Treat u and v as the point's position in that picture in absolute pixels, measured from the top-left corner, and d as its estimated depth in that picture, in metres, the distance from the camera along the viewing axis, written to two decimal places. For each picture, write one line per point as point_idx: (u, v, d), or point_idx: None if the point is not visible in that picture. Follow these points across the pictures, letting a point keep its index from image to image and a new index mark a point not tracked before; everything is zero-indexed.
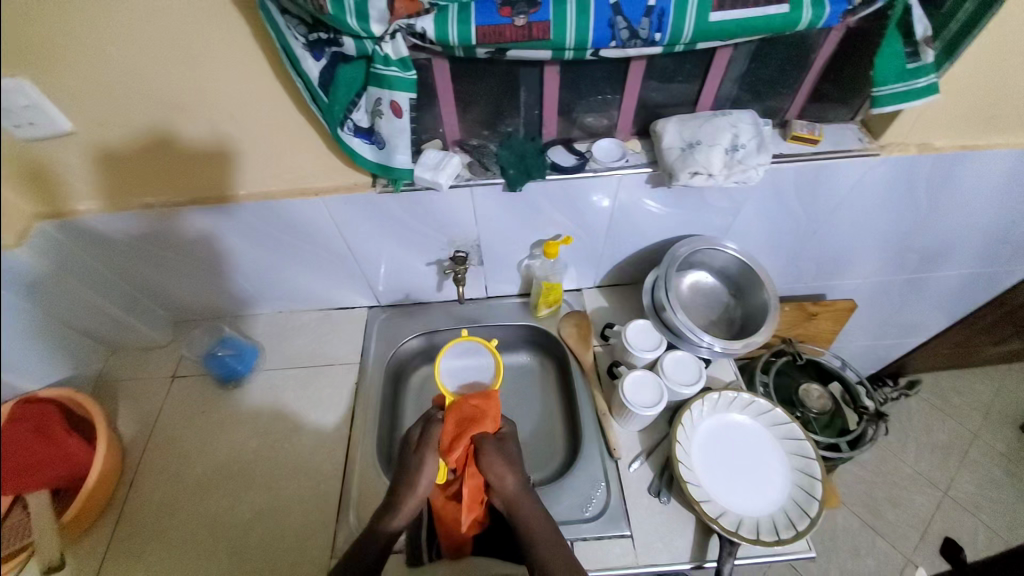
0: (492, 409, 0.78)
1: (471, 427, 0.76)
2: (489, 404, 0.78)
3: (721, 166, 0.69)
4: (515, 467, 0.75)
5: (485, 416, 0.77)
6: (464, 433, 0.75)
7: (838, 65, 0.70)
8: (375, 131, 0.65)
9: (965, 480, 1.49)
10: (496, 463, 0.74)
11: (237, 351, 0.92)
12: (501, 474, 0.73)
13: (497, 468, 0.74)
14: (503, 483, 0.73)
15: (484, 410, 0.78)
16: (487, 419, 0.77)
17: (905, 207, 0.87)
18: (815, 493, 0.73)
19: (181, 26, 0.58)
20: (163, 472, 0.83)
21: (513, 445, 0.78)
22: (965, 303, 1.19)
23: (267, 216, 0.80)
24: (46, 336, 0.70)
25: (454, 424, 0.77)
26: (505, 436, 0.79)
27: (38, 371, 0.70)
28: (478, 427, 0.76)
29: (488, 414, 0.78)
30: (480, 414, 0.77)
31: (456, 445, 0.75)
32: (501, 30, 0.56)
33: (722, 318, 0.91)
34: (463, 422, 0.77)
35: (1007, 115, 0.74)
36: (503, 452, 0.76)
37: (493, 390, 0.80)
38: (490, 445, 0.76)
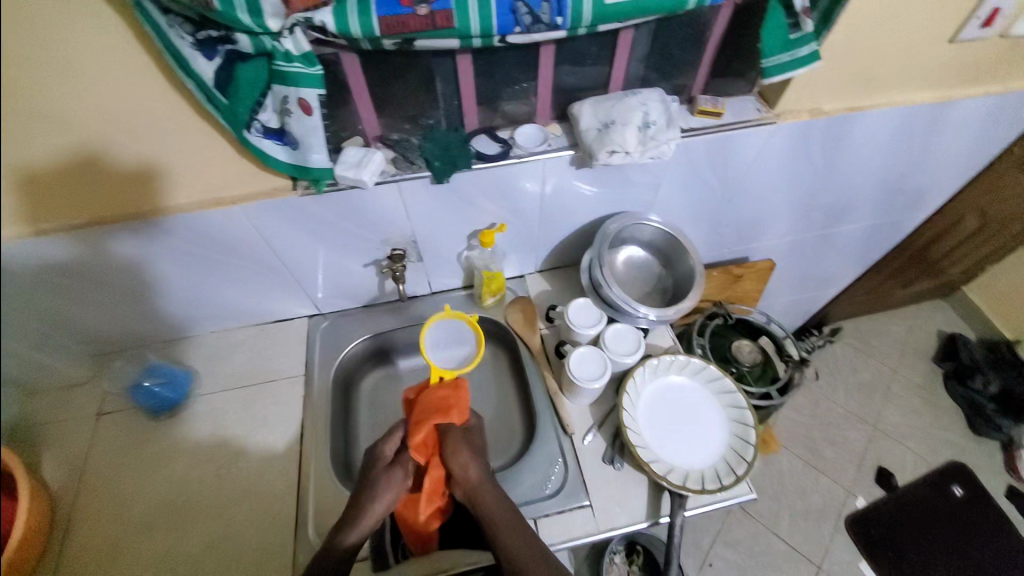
0: (460, 401, 0.77)
1: (435, 416, 0.75)
2: (453, 393, 0.77)
3: (636, 143, 0.73)
4: (479, 457, 0.74)
5: (452, 408, 0.76)
6: (428, 420, 0.74)
7: (731, 40, 0.76)
8: (286, 131, 0.64)
9: (889, 412, 1.66)
10: (462, 453, 0.73)
11: (168, 379, 0.87)
12: (462, 462, 0.72)
13: (462, 457, 0.73)
14: (465, 474, 0.72)
15: (452, 402, 0.76)
16: (453, 411, 0.76)
17: (807, 169, 0.95)
18: (750, 439, 0.79)
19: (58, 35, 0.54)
20: (99, 517, 0.77)
21: (479, 436, 0.78)
22: (871, 252, 1.32)
23: (183, 232, 0.76)
24: None
25: (418, 411, 0.76)
26: (472, 428, 0.78)
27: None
28: (444, 417, 0.75)
29: (455, 405, 0.76)
30: (447, 405, 0.76)
31: (420, 430, 0.74)
32: (404, 20, 0.55)
33: (656, 288, 0.96)
34: (428, 411, 0.76)
35: (882, 78, 0.83)
36: (469, 442, 0.75)
37: (463, 382, 0.79)
38: (457, 436, 0.75)
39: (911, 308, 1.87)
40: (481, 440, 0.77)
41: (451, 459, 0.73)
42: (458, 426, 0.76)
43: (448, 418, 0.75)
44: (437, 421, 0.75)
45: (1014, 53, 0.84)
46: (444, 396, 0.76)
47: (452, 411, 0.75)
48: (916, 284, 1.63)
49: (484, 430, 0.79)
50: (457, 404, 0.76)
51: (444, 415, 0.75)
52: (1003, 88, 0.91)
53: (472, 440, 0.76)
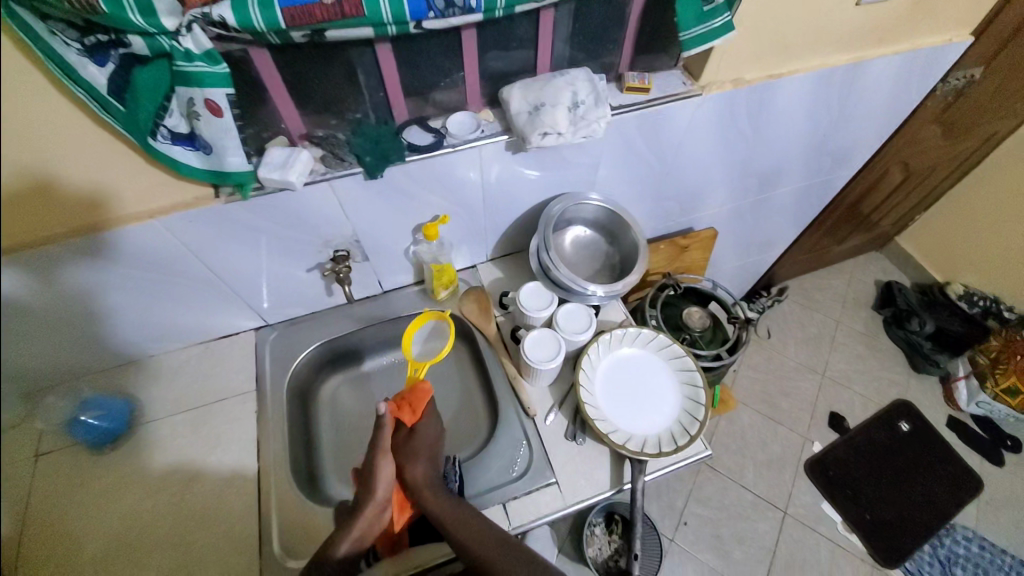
0: (414, 399, 0.78)
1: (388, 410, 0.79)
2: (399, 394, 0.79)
3: (566, 123, 0.73)
4: (422, 458, 0.76)
5: (402, 407, 0.78)
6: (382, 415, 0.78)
7: (651, 16, 0.77)
8: (196, 135, 0.60)
9: (836, 360, 1.77)
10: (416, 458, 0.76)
11: (104, 411, 0.81)
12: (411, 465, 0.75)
13: (416, 460, 0.75)
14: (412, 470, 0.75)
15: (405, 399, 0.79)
16: (403, 410, 0.78)
17: (737, 137, 0.98)
18: (700, 399, 0.83)
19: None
20: (45, 564, 0.72)
21: (424, 442, 0.78)
22: (806, 213, 1.39)
23: (101, 254, 0.71)
24: None
25: None
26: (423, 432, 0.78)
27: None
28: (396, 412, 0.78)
29: (406, 402, 0.78)
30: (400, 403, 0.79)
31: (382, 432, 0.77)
32: (311, 10, 0.53)
33: (604, 265, 0.98)
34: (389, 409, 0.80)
35: (795, 45, 0.86)
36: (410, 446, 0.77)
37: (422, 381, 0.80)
38: (404, 438, 0.78)
39: (850, 261, 1.99)
40: (434, 441, 0.79)
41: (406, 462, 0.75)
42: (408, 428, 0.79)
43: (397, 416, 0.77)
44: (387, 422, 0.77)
45: (913, 14, 0.90)
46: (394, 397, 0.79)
47: (404, 409, 0.78)
48: (852, 239, 1.74)
49: (439, 432, 0.80)
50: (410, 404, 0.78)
51: (397, 412, 0.78)
52: (908, 48, 0.96)
53: (421, 442, 0.77)
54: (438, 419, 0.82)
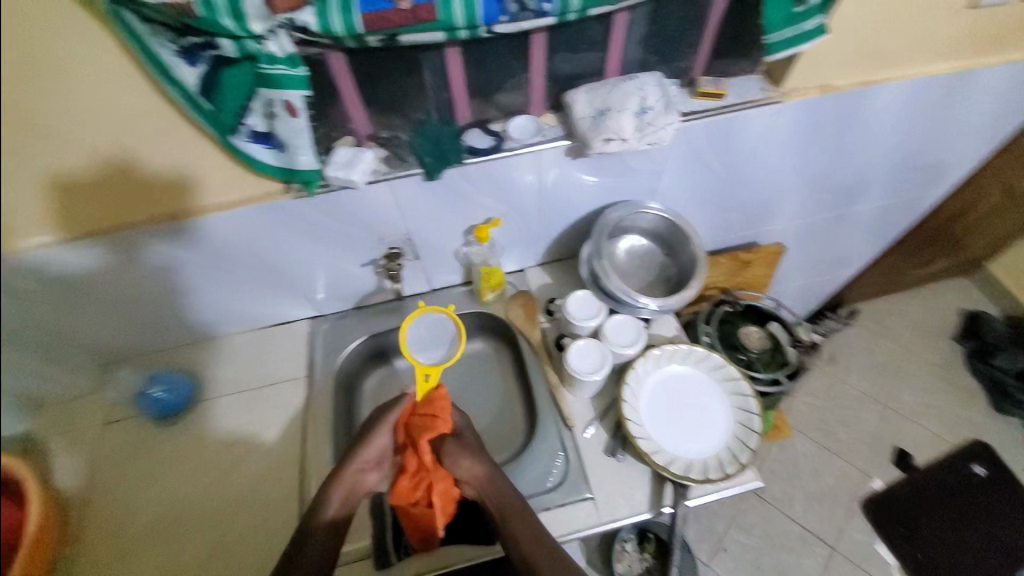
0: (444, 408, 0.74)
1: (425, 431, 0.72)
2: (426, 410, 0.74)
3: (632, 129, 0.70)
4: (479, 455, 0.73)
5: (437, 419, 0.73)
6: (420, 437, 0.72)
7: (732, 19, 0.73)
8: (273, 134, 0.63)
9: (907, 393, 1.62)
10: (462, 459, 0.72)
11: (167, 386, 0.87)
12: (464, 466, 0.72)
13: (464, 463, 0.72)
14: (466, 470, 0.72)
15: (436, 411, 0.73)
16: (439, 421, 0.73)
17: (815, 148, 0.91)
18: (754, 427, 0.78)
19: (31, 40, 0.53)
20: (114, 520, 0.79)
21: (470, 437, 0.77)
22: (886, 233, 1.28)
23: (179, 239, 0.76)
24: None
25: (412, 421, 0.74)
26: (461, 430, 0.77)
27: None
28: (432, 429, 0.72)
29: (442, 412, 0.74)
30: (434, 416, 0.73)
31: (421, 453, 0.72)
32: (386, 15, 0.54)
33: (659, 278, 0.94)
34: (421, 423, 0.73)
35: (892, 51, 0.79)
36: (464, 445, 0.74)
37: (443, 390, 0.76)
38: (450, 444, 0.74)
39: (931, 286, 1.81)
40: (477, 440, 0.76)
41: (457, 465, 0.72)
42: (450, 435, 0.75)
43: (435, 430, 0.72)
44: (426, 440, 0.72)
45: None
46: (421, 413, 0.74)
47: (441, 421, 0.73)
48: (935, 262, 1.58)
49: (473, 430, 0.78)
50: (443, 413, 0.74)
51: (432, 427, 0.72)
52: None
53: (466, 440, 0.75)
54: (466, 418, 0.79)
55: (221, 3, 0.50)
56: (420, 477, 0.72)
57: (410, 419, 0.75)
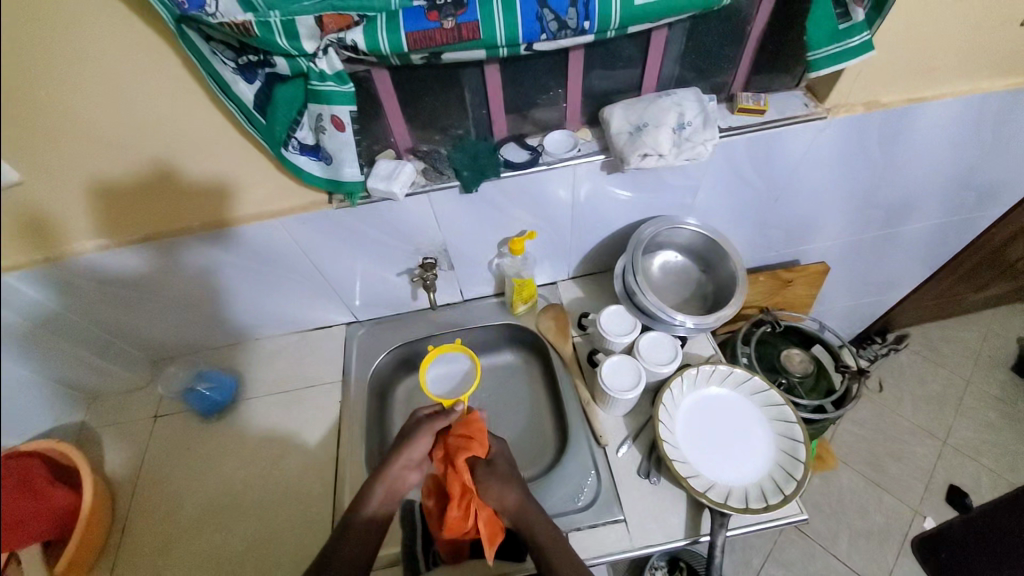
0: (478, 432, 0.78)
1: (461, 454, 0.75)
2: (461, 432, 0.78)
3: (670, 145, 0.70)
4: (514, 482, 0.74)
5: (473, 441, 0.76)
6: (457, 461, 0.75)
7: (775, 34, 0.71)
8: (321, 147, 0.66)
9: (963, 426, 1.51)
10: (493, 484, 0.74)
11: (216, 383, 0.93)
12: (498, 492, 0.73)
13: (495, 488, 0.73)
14: (499, 492, 0.73)
15: (471, 433, 0.77)
16: (474, 444, 0.76)
17: (861, 164, 0.88)
18: (799, 456, 0.75)
19: (106, 60, 0.58)
20: (156, 512, 0.82)
21: (504, 462, 0.78)
22: (938, 254, 1.21)
23: (228, 245, 0.80)
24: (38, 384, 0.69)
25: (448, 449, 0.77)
26: (495, 457, 0.78)
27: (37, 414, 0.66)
28: (469, 451, 0.76)
29: (476, 436, 0.77)
30: (468, 439, 0.76)
31: (458, 477, 0.74)
32: (431, 34, 0.56)
33: (695, 295, 0.92)
34: (455, 447, 0.76)
35: (946, 66, 0.76)
36: (497, 473, 0.75)
37: (474, 415, 0.80)
38: (483, 468, 0.76)
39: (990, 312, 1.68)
40: (510, 467, 0.77)
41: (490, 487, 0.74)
42: (482, 460, 0.77)
43: (471, 452, 0.75)
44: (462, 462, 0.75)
45: None
46: (457, 437, 0.77)
47: (477, 444, 0.76)
48: (993, 287, 1.48)
49: (508, 456, 0.79)
50: (479, 437, 0.77)
51: (470, 448, 0.75)
52: None
53: (500, 468, 0.76)
54: (500, 444, 0.81)
55: (278, 23, 0.53)
56: (461, 502, 0.73)
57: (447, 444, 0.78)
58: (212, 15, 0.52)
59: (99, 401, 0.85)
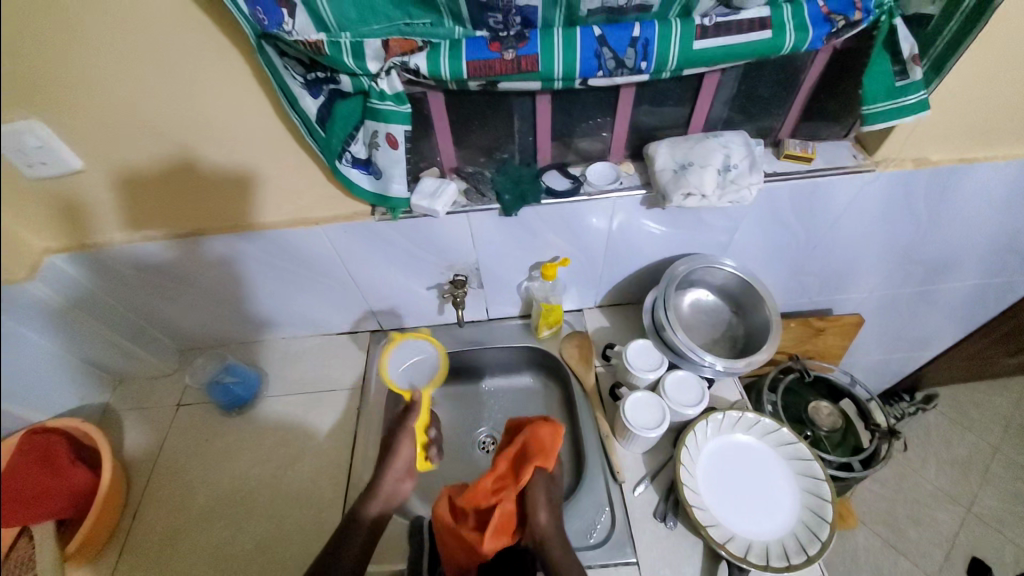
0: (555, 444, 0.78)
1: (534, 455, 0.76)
2: (540, 437, 0.78)
3: (714, 186, 0.70)
4: (552, 506, 0.74)
5: (548, 451, 0.77)
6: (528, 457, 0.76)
7: (828, 85, 0.71)
8: (372, 161, 0.68)
9: (993, 497, 1.44)
10: (541, 499, 0.74)
11: (240, 378, 0.93)
12: (538, 503, 0.73)
13: (541, 502, 0.74)
14: (541, 516, 0.72)
15: (549, 444, 0.78)
16: (548, 453, 0.77)
17: (905, 220, 0.86)
18: (826, 516, 0.72)
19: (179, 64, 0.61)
20: (167, 502, 0.83)
21: (556, 488, 0.78)
22: (977, 316, 1.17)
23: (270, 245, 0.83)
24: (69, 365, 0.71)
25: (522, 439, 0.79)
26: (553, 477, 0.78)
27: (49, 396, 0.68)
28: (542, 457, 0.76)
29: (550, 448, 0.78)
30: (546, 447, 0.77)
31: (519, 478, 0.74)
32: (491, 64, 0.58)
33: (724, 336, 0.91)
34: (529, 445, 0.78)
35: (1002, 128, 0.74)
36: (548, 490, 0.76)
37: (561, 426, 0.80)
38: (542, 481, 0.76)
39: None
40: (557, 491, 0.77)
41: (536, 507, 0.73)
42: (542, 476, 0.77)
43: (542, 458, 0.76)
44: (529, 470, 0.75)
45: None
46: (536, 443, 0.77)
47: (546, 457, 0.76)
48: None
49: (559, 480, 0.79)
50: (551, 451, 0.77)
51: (541, 454, 0.76)
52: None
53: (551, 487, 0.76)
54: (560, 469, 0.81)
55: (347, 43, 0.56)
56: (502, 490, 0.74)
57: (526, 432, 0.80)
58: (289, 32, 0.54)
59: (125, 384, 0.94)
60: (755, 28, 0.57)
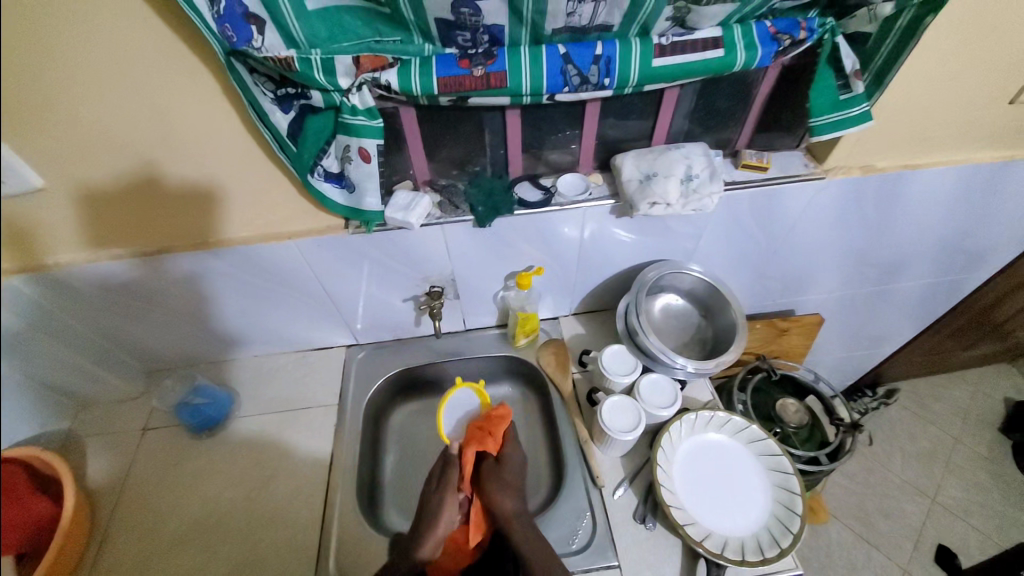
0: (495, 429, 0.87)
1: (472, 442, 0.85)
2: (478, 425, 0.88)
3: (677, 195, 0.74)
4: (511, 490, 0.80)
5: (487, 436, 0.86)
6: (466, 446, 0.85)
7: (778, 99, 0.76)
8: (345, 175, 0.68)
9: (953, 485, 1.51)
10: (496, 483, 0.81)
11: (211, 399, 0.91)
12: (493, 489, 0.80)
13: (497, 487, 0.80)
14: (501, 502, 0.78)
15: (489, 429, 0.87)
16: (488, 438, 0.86)
17: (856, 223, 0.92)
18: (796, 508, 0.75)
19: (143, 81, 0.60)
20: (135, 531, 0.80)
21: (511, 470, 0.84)
22: (928, 312, 1.24)
23: (241, 261, 0.81)
24: (28, 390, 0.68)
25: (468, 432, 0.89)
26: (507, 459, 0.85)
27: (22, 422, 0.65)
28: (480, 442, 0.85)
29: (489, 433, 0.86)
30: (484, 432, 0.86)
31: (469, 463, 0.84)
32: (461, 80, 0.60)
33: (694, 339, 0.94)
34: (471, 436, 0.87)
35: (937, 136, 0.81)
36: (501, 474, 0.83)
37: (499, 411, 0.89)
38: (493, 465, 0.84)
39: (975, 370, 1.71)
40: (516, 475, 0.83)
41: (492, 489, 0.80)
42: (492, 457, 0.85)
43: (481, 443, 0.85)
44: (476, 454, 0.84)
45: None
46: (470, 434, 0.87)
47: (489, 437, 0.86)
48: (980, 346, 1.51)
49: (520, 465, 0.86)
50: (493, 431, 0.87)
51: (480, 440, 0.85)
52: None
53: (505, 470, 0.83)
54: (519, 453, 0.87)
55: (317, 60, 0.56)
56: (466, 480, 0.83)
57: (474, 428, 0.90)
58: (259, 49, 0.55)
59: (87, 410, 0.87)
60: (708, 47, 0.61)
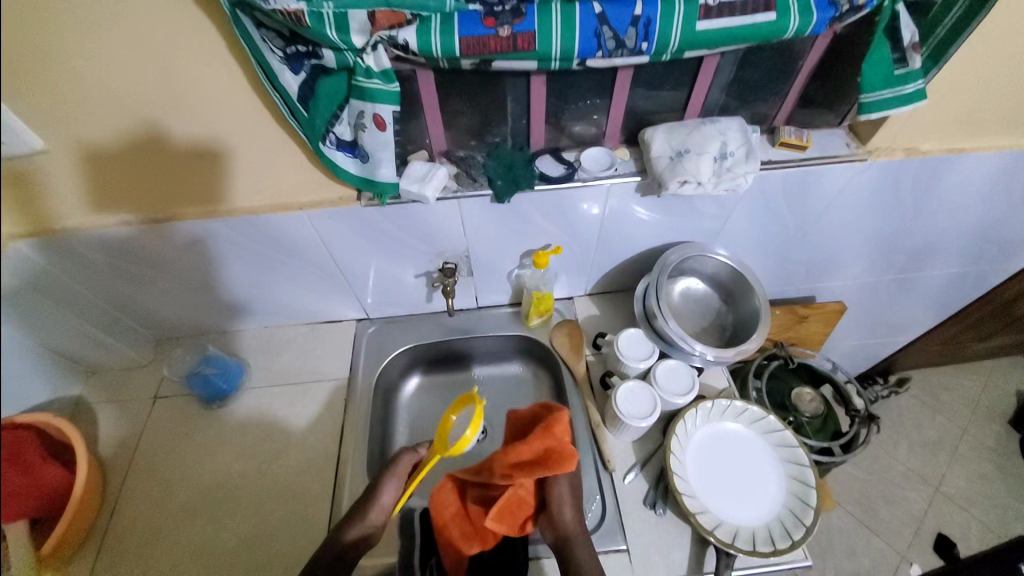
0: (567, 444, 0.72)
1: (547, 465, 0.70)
2: (550, 440, 0.72)
3: (710, 173, 0.69)
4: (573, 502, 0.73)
5: (562, 456, 0.70)
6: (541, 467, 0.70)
7: (823, 72, 0.71)
8: (358, 144, 0.64)
9: (956, 474, 1.50)
10: (559, 490, 0.73)
11: (222, 370, 0.90)
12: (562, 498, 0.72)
13: (560, 494, 0.73)
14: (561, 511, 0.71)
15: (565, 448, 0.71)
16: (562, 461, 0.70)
17: (890, 210, 0.87)
18: (810, 501, 0.74)
19: (142, 35, 0.56)
20: (147, 499, 0.80)
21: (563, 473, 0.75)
22: (952, 303, 1.20)
23: (250, 232, 0.79)
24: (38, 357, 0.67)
25: (535, 447, 0.72)
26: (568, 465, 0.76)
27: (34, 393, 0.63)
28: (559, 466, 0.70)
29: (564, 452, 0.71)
30: (562, 452, 0.71)
31: (531, 473, 0.70)
32: (486, 41, 0.55)
33: (714, 325, 0.91)
34: (543, 453, 0.71)
35: (989, 119, 0.75)
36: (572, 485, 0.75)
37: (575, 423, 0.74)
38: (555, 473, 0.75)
39: None
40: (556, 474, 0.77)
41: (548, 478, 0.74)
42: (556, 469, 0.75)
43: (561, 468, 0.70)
44: (541, 474, 0.70)
45: None
46: (543, 448, 0.71)
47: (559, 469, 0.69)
48: None
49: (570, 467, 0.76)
50: (568, 452, 0.71)
51: (549, 464, 0.69)
52: None
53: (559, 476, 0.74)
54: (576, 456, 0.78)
55: (330, 15, 0.52)
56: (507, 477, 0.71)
57: (540, 441, 0.72)
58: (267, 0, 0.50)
59: None
60: (759, 10, 0.56)
